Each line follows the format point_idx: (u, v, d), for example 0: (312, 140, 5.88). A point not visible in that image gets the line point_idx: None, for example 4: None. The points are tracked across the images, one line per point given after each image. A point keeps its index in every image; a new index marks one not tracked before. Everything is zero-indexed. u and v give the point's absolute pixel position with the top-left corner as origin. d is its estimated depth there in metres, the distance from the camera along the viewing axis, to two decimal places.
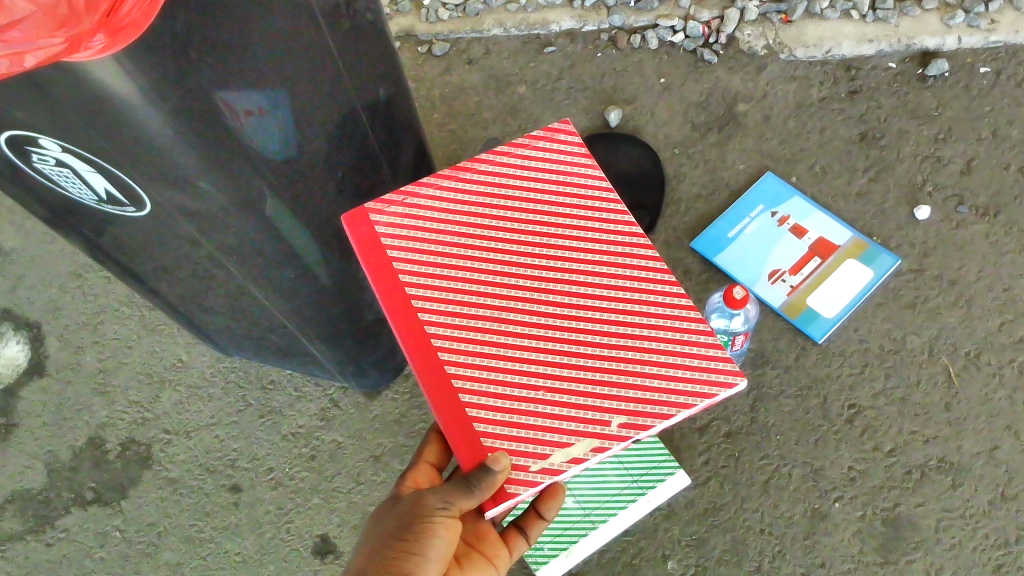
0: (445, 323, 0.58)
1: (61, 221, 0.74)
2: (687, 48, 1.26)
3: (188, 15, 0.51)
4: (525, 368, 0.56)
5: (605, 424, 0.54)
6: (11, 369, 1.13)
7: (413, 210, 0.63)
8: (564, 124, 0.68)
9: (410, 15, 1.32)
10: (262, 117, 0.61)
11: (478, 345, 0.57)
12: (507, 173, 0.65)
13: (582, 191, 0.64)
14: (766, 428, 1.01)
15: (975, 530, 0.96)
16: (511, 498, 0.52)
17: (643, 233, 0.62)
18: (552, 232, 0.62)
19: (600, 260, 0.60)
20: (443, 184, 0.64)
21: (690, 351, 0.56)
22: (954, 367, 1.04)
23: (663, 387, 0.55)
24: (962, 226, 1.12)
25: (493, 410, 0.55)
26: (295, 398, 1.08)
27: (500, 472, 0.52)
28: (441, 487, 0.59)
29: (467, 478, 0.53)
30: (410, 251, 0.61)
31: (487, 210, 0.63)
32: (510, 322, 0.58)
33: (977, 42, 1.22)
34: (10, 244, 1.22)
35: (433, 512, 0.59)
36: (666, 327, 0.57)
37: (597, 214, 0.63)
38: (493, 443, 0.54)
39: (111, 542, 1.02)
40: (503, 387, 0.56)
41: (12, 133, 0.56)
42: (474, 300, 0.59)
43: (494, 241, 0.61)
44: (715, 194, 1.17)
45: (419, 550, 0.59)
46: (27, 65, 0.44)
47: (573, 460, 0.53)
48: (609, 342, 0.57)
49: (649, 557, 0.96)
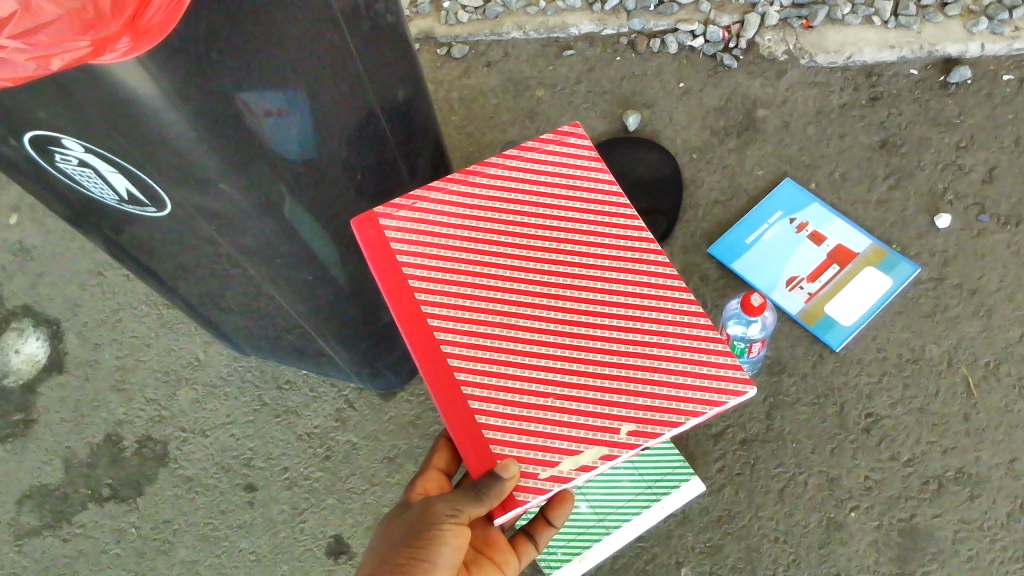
0: (454, 328, 0.58)
1: (81, 219, 0.75)
2: (707, 53, 1.25)
3: (212, 18, 0.51)
4: (533, 375, 0.56)
5: (614, 432, 0.54)
6: (30, 365, 1.14)
7: (423, 214, 0.63)
8: (574, 127, 0.68)
9: (429, 18, 1.32)
10: (282, 118, 0.62)
11: (487, 351, 0.57)
12: (517, 177, 0.65)
13: (592, 196, 0.64)
14: (782, 436, 1.01)
15: (993, 542, 0.95)
16: (519, 506, 0.52)
17: (653, 239, 0.62)
18: (561, 238, 0.62)
19: (609, 267, 0.60)
20: (453, 187, 0.64)
21: (700, 359, 0.56)
22: (973, 377, 1.03)
23: (672, 395, 0.55)
24: (983, 235, 1.11)
25: (502, 417, 0.55)
26: (310, 398, 1.08)
27: (509, 479, 0.52)
28: (450, 495, 0.59)
29: (476, 486, 0.53)
30: (420, 256, 0.61)
31: (497, 214, 0.63)
32: (519, 329, 0.58)
33: (1001, 49, 1.21)
34: (32, 241, 1.23)
35: (442, 519, 0.59)
36: (676, 334, 0.57)
37: (607, 219, 0.63)
38: (502, 450, 0.54)
39: (126, 539, 1.03)
40: (512, 394, 0.55)
41: (36, 133, 0.57)
42: (483, 306, 0.59)
43: (503, 247, 0.61)
44: (733, 200, 1.17)
45: (428, 556, 0.59)
46: (54, 67, 0.44)
47: (582, 468, 0.53)
48: (619, 349, 0.56)
49: (662, 563, 0.95)
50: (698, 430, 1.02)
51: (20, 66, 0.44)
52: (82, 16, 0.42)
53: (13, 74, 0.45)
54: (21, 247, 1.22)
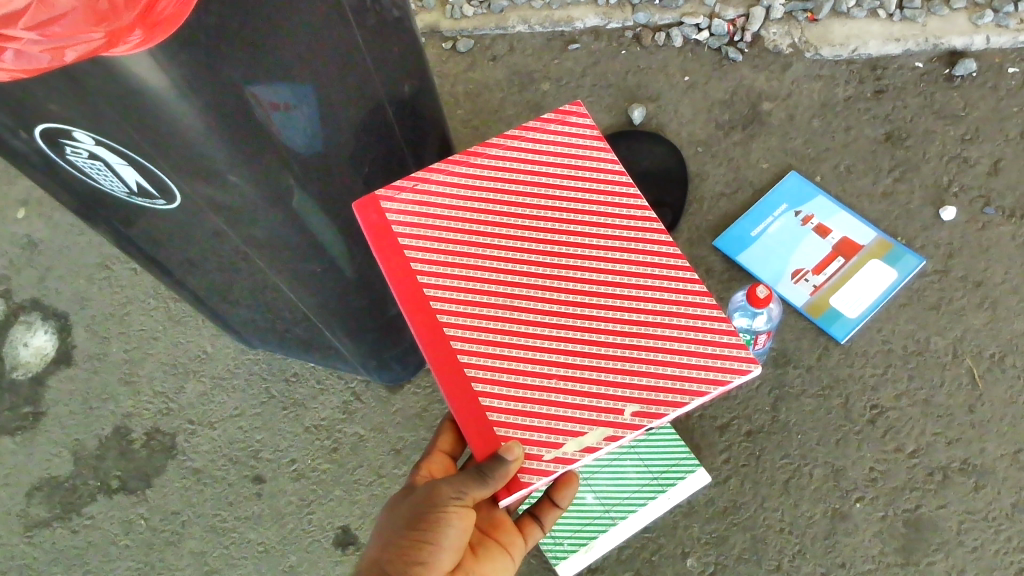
0: (457, 311, 0.59)
1: (91, 212, 0.75)
2: (712, 46, 1.25)
3: (222, 11, 0.51)
4: (536, 355, 0.56)
5: (618, 413, 0.54)
6: (39, 358, 1.15)
7: (424, 197, 0.63)
8: (575, 107, 0.68)
9: (434, 12, 1.33)
10: (289, 111, 0.62)
11: (490, 333, 0.58)
12: (517, 157, 0.65)
13: (594, 175, 0.64)
14: (787, 427, 1.01)
15: (997, 532, 0.95)
16: (524, 488, 0.53)
17: (656, 219, 0.62)
18: (564, 218, 0.62)
19: (612, 247, 0.60)
20: (455, 169, 0.65)
21: (705, 338, 0.56)
22: (978, 369, 1.03)
23: (677, 374, 0.55)
24: (988, 227, 1.11)
25: (505, 399, 0.55)
26: (317, 391, 1.09)
27: (514, 462, 0.53)
28: (454, 477, 0.59)
29: (480, 469, 0.53)
30: (422, 238, 0.62)
31: (499, 195, 0.63)
32: (521, 310, 0.58)
33: (1006, 42, 1.21)
34: (39, 235, 1.23)
35: (447, 501, 0.60)
36: (680, 313, 0.57)
37: (609, 199, 0.63)
38: (506, 432, 0.54)
39: (135, 530, 1.04)
40: (515, 375, 0.56)
41: (48, 126, 0.57)
42: (486, 288, 0.59)
43: (505, 229, 0.62)
44: (738, 193, 1.17)
45: (432, 539, 0.59)
46: (67, 59, 0.45)
47: (586, 449, 0.53)
48: (622, 329, 0.57)
49: (668, 554, 0.96)
50: (704, 421, 1.03)
51: (35, 57, 0.44)
52: (95, 7, 0.43)
53: (29, 65, 0.45)
54: (28, 242, 1.23)
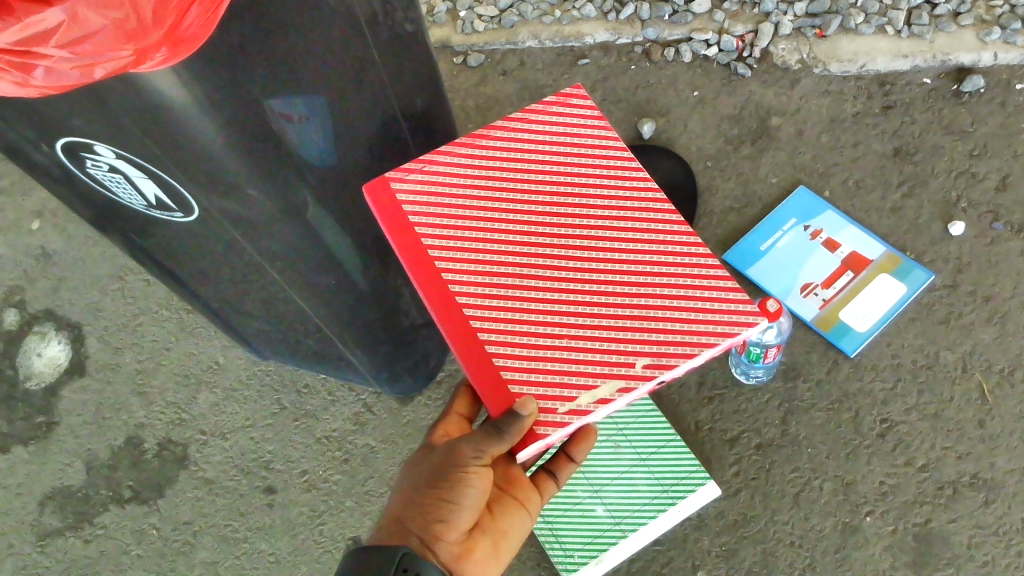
0: (468, 280, 0.60)
1: (111, 224, 0.76)
2: (721, 61, 1.27)
3: (244, 28, 0.53)
4: (547, 315, 0.58)
5: (630, 368, 0.56)
6: (52, 368, 1.15)
7: (431, 173, 0.64)
8: (574, 89, 0.70)
9: (445, 27, 1.34)
10: (306, 125, 0.63)
11: (500, 300, 0.59)
12: (520, 135, 0.67)
13: (597, 152, 0.66)
14: (797, 441, 1.02)
15: (1008, 547, 0.95)
16: (540, 440, 0.54)
17: (659, 189, 0.64)
18: (570, 190, 0.64)
19: (617, 217, 0.62)
20: (460, 147, 0.66)
21: (711, 296, 0.58)
22: (987, 384, 1.03)
23: (685, 329, 0.57)
24: (998, 242, 1.11)
25: (518, 361, 0.57)
26: (329, 402, 1.10)
27: (528, 416, 0.53)
28: (473, 435, 0.60)
29: (496, 426, 0.55)
30: (431, 212, 0.62)
31: (504, 171, 0.65)
32: (530, 278, 0.59)
33: (1014, 59, 1.21)
34: (53, 246, 1.25)
35: (465, 460, 0.61)
36: (685, 275, 0.59)
37: (613, 171, 0.65)
38: (519, 391, 0.55)
39: (147, 540, 1.04)
40: (528, 338, 0.57)
41: (70, 140, 0.59)
42: (497, 257, 0.60)
43: (514, 201, 0.63)
44: (748, 207, 1.18)
45: (452, 497, 0.60)
46: (96, 76, 0.46)
47: (599, 402, 0.55)
48: (629, 291, 0.58)
49: (679, 566, 0.96)
50: (714, 433, 1.03)
51: (65, 74, 0.45)
52: (127, 26, 0.44)
53: (58, 83, 0.46)
54: (42, 252, 1.24)
